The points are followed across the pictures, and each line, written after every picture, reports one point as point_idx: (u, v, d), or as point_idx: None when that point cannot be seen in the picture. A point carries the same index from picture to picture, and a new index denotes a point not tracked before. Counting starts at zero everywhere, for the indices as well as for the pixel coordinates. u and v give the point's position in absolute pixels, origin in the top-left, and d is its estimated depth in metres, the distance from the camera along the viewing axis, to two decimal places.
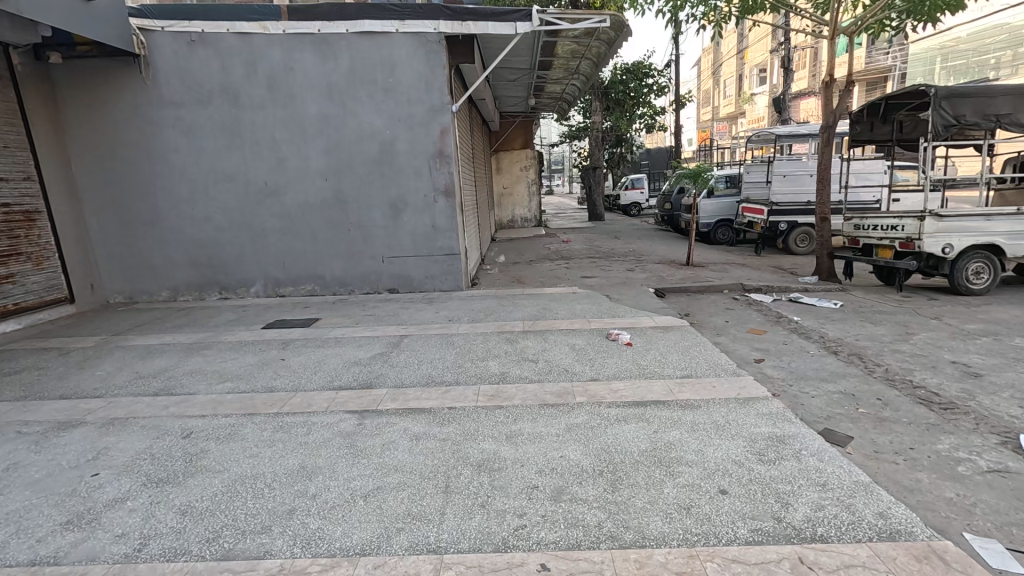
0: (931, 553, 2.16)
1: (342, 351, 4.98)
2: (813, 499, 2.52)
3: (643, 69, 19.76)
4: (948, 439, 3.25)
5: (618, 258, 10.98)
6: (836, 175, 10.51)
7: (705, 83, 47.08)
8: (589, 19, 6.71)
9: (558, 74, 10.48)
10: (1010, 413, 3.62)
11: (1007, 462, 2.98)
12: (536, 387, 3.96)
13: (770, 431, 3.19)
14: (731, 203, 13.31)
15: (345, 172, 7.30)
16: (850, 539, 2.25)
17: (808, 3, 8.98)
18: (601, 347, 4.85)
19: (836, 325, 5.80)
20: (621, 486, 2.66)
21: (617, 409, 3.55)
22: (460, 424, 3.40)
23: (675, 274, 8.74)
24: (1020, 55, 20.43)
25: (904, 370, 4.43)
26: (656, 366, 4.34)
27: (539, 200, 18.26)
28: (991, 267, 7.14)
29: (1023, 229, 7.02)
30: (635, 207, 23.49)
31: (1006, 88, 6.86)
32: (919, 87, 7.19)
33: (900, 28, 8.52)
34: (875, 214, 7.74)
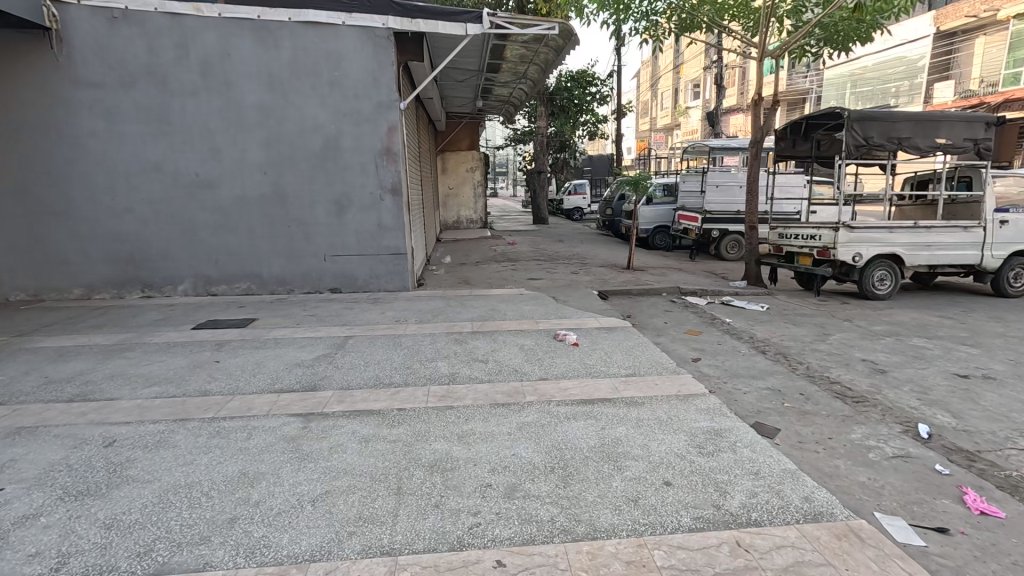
0: (850, 532, 2.38)
1: (283, 352, 4.77)
2: (747, 487, 2.71)
3: (586, 78, 20.36)
4: (860, 429, 3.59)
5: (563, 260, 11.23)
6: (762, 187, 11.29)
7: (644, 95, 49.25)
8: (539, 26, 6.82)
9: (506, 77, 10.58)
10: (910, 404, 4.05)
11: (908, 448, 3.35)
12: (486, 387, 3.98)
13: (708, 425, 3.39)
14: (668, 210, 13.97)
15: (286, 166, 7.00)
16: (781, 522, 2.44)
17: (739, 24, 9.50)
18: (549, 347, 4.96)
19: (763, 327, 6.24)
20: (573, 481, 2.74)
21: (566, 407, 3.64)
22: (411, 425, 3.36)
23: (617, 278, 9.05)
24: (916, 86, 23.82)
25: (823, 367, 4.85)
26: (602, 365, 4.49)
27: (485, 202, 18.30)
28: (893, 274, 7.95)
29: (920, 242, 7.84)
30: (578, 212, 24.12)
31: (907, 115, 7.64)
32: (835, 109, 7.87)
33: (818, 55, 9.16)
34: (796, 224, 8.41)
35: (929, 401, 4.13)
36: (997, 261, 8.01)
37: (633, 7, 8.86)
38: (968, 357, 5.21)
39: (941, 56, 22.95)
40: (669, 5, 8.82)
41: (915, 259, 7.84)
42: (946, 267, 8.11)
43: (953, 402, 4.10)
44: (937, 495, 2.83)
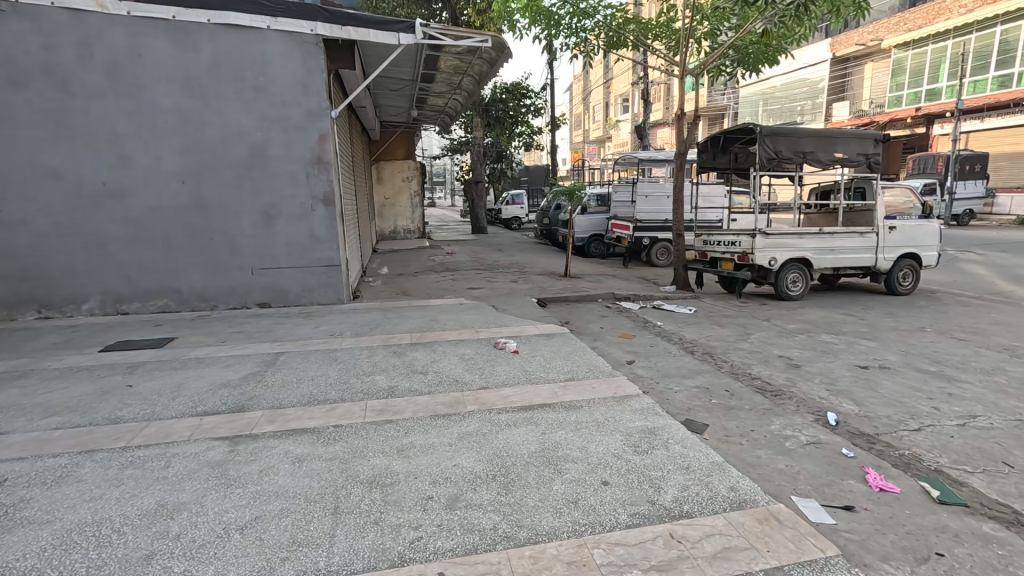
0: (771, 516, 2.56)
1: (206, 373, 4.47)
2: (679, 481, 2.85)
3: (521, 90, 20.73)
4: (778, 420, 3.88)
5: (502, 269, 11.32)
6: (688, 197, 11.96)
7: (576, 108, 51.03)
8: (472, 38, 6.91)
9: (441, 88, 10.57)
10: (821, 395, 4.42)
11: (820, 435, 3.65)
12: (426, 399, 3.94)
13: (642, 425, 3.53)
14: (602, 219, 14.45)
15: (207, 174, 6.60)
16: (710, 512, 2.58)
17: (662, 43, 10.06)
18: (489, 355, 4.98)
19: (691, 328, 6.60)
20: (514, 488, 2.76)
21: (506, 414, 3.67)
22: (347, 441, 3.25)
23: (555, 285, 9.25)
24: (818, 106, 26.90)
25: (745, 364, 5.20)
26: (541, 371, 4.56)
27: (422, 212, 18.10)
28: (803, 276, 8.67)
29: (826, 247, 8.59)
30: (516, 221, 24.46)
31: (810, 131, 8.40)
32: (748, 125, 8.51)
33: (733, 75, 9.89)
34: (719, 231, 9.00)
35: (836, 391, 4.54)
36: (889, 262, 8.95)
37: (563, 24, 9.16)
38: (867, 349, 5.78)
39: (839, 78, 26.13)
40: (597, 23, 9.21)
41: (821, 262, 8.60)
42: (847, 268, 8.96)
43: (855, 391, 4.53)
44: (845, 476, 3.11)
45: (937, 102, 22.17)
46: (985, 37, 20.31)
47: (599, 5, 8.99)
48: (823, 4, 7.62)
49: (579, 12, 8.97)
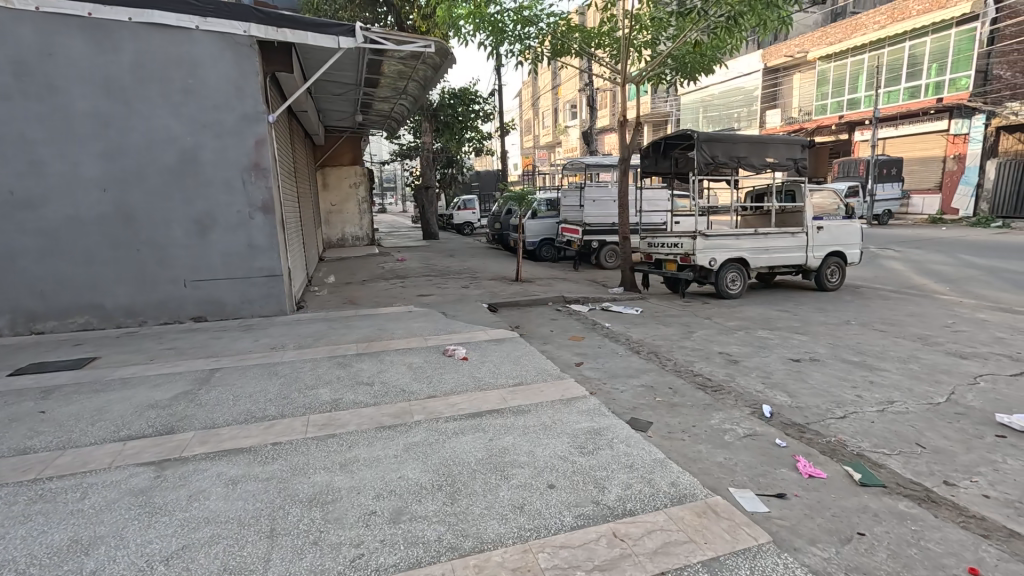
0: (708, 508, 2.66)
1: (131, 394, 4.17)
2: (623, 480, 2.91)
3: (470, 95, 20.71)
4: (717, 415, 4.04)
5: (453, 275, 11.25)
6: (634, 201, 12.31)
7: (527, 113, 51.66)
8: (414, 43, 6.89)
9: (386, 92, 10.42)
10: (758, 388, 4.65)
11: (756, 427, 3.83)
12: (372, 410, 3.84)
13: (588, 426, 3.59)
14: (552, 223, 14.64)
15: (132, 182, 6.20)
16: (652, 508, 2.65)
17: (605, 52, 10.33)
18: (438, 363, 4.93)
19: (638, 329, 6.78)
20: (460, 497, 2.73)
21: (453, 422, 3.63)
22: (286, 459, 3.12)
23: (506, 290, 9.28)
24: (752, 113, 28.50)
25: (687, 362, 5.39)
26: (490, 377, 4.55)
27: (371, 218, 17.72)
28: (741, 275, 9.10)
29: (762, 247, 9.05)
30: (468, 226, 24.41)
31: (743, 138, 8.84)
32: (687, 131, 8.87)
33: (673, 83, 10.29)
34: (662, 234, 9.32)
35: (771, 383, 4.78)
36: (818, 261, 9.52)
37: (508, 31, 9.26)
38: (799, 343, 6.12)
39: (770, 87, 27.89)
40: (541, 31, 9.37)
41: (757, 261, 9.06)
42: (781, 267, 9.47)
43: (788, 383, 4.78)
44: (778, 465, 3.26)
45: (858, 111, 23.88)
46: (896, 51, 22.11)
47: (543, 14, 9.14)
48: (753, 19, 7.99)
49: (523, 20, 9.08)
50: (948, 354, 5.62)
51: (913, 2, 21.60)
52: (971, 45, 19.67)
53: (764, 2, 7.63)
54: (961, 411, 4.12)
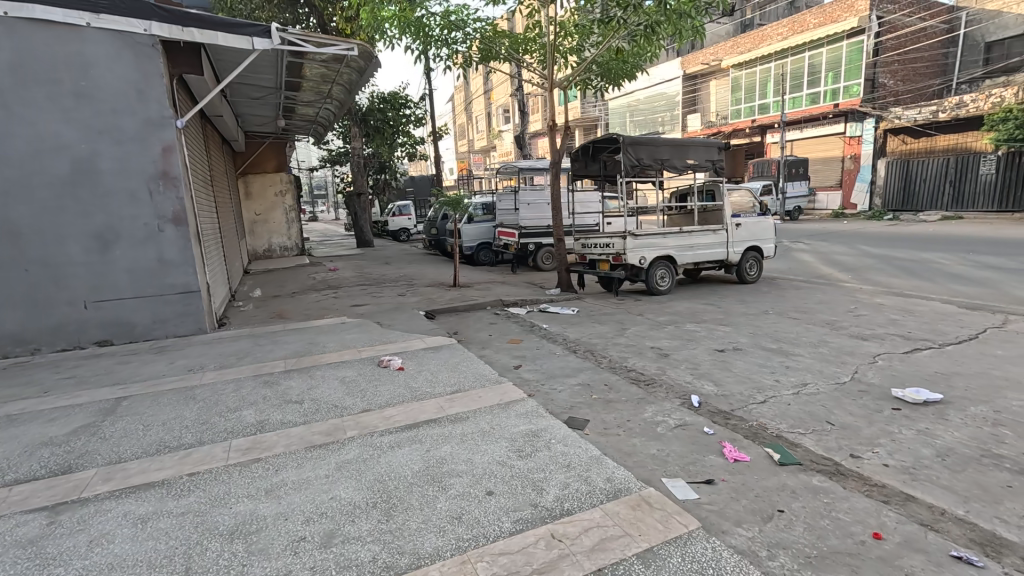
0: (642, 501, 2.73)
1: (20, 432, 3.72)
2: (560, 480, 2.93)
3: (400, 100, 20.37)
4: (650, 408, 4.18)
5: (389, 283, 10.99)
6: (566, 203, 12.59)
7: (460, 117, 51.62)
8: (335, 45, 6.73)
9: (309, 96, 10.04)
10: (687, 380, 4.87)
11: (686, 417, 4.00)
12: (301, 430, 3.64)
13: (526, 428, 3.60)
14: (488, 227, 14.66)
15: (16, 194, 5.58)
16: (589, 506, 2.69)
17: (532, 57, 10.51)
18: (372, 375, 4.77)
19: (574, 328, 6.92)
20: (396, 513, 2.64)
21: (388, 436, 3.53)
22: (205, 490, 2.90)
23: (444, 296, 9.17)
24: (675, 117, 30.11)
25: (621, 358, 5.56)
26: (427, 386, 4.47)
27: (300, 227, 16.95)
28: (669, 271, 9.53)
29: (687, 245, 9.52)
30: (404, 233, 23.95)
31: (665, 141, 9.28)
32: (612, 135, 9.19)
33: (598, 88, 10.64)
34: (595, 235, 9.59)
35: (698, 373, 5.04)
36: (738, 255, 10.14)
37: (434, 36, 9.19)
38: (723, 334, 6.48)
39: (689, 93, 29.50)
40: (468, 36, 9.37)
41: (683, 259, 9.52)
42: (705, 263, 10.00)
43: (714, 372, 5.05)
44: (706, 452, 3.42)
45: (768, 115, 25.78)
46: (798, 60, 24.07)
47: (469, 19, 9.16)
48: (669, 28, 8.36)
49: (449, 25, 9.05)
50: (852, 337, 6.15)
51: (811, 16, 23.61)
52: (860, 56, 21.78)
53: (678, 12, 8.05)
54: (863, 388, 4.53)
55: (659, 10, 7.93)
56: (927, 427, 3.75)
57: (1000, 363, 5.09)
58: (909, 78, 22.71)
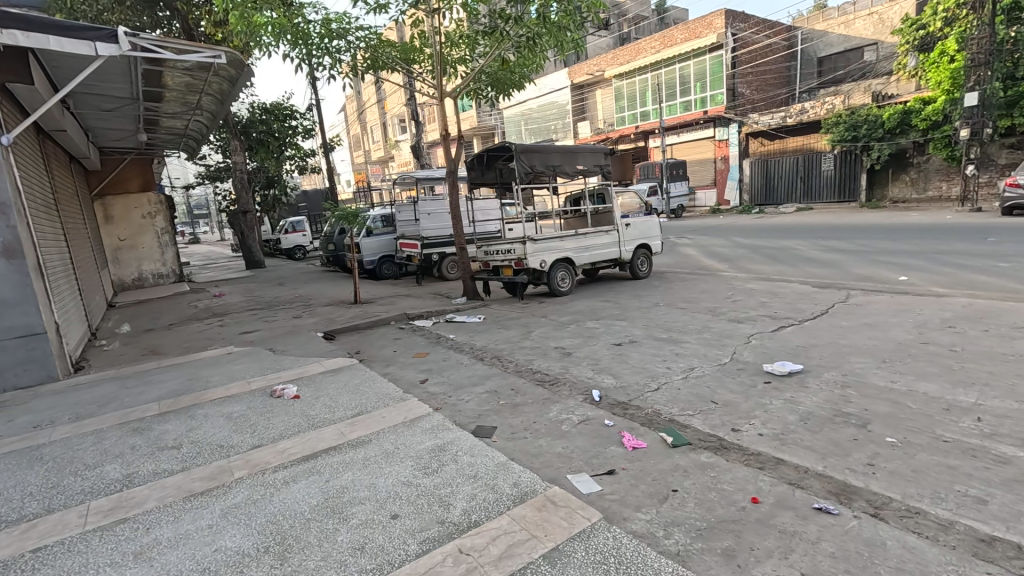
0: (547, 500, 2.79)
1: None
2: (468, 492, 2.91)
3: (283, 110, 19.21)
4: (555, 407, 4.30)
5: (284, 305, 10.30)
6: (467, 212, 12.66)
7: (354, 127, 49.98)
8: (200, 53, 6.21)
9: (175, 108, 9.14)
10: (589, 375, 5.07)
11: (588, 412, 4.16)
12: (179, 478, 3.26)
13: (432, 444, 3.54)
14: (389, 240, 14.28)
15: None
16: (496, 514, 2.69)
17: (422, 68, 10.44)
18: (264, 407, 4.42)
19: (481, 336, 6.94)
20: (291, 554, 2.45)
21: (282, 471, 3.27)
22: (55, 565, 2.49)
23: (345, 314, 8.78)
24: (565, 125, 31.77)
25: (526, 361, 5.66)
26: (326, 412, 4.22)
27: (176, 251, 15.37)
28: (569, 272, 9.92)
29: (583, 246, 9.97)
30: (300, 250, 22.59)
31: (555, 148, 9.69)
32: (504, 143, 9.45)
33: (489, 98, 10.81)
34: (495, 242, 9.73)
35: (599, 368, 5.27)
36: (630, 253, 10.79)
37: (315, 44, 8.80)
38: (620, 329, 6.85)
39: (578, 102, 31.07)
40: (352, 45, 9.09)
41: (580, 260, 9.95)
42: (601, 262, 10.53)
43: (613, 366, 5.32)
44: (607, 444, 3.58)
45: (648, 122, 27.90)
46: (670, 71, 26.34)
47: (352, 27, 8.89)
48: (550, 40, 8.72)
49: (331, 33, 8.72)
50: (730, 321, 6.80)
51: (677, 32, 25.94)
52: (720, 68, 24.33)
53: (558, 25, 8.44)
54: (740, 366, 5.02)
55: (539, 22, 8.27)
56: (792, 395, 4.24)
57: (845, 332, 5.91)
58: (762, 88, 25.70)
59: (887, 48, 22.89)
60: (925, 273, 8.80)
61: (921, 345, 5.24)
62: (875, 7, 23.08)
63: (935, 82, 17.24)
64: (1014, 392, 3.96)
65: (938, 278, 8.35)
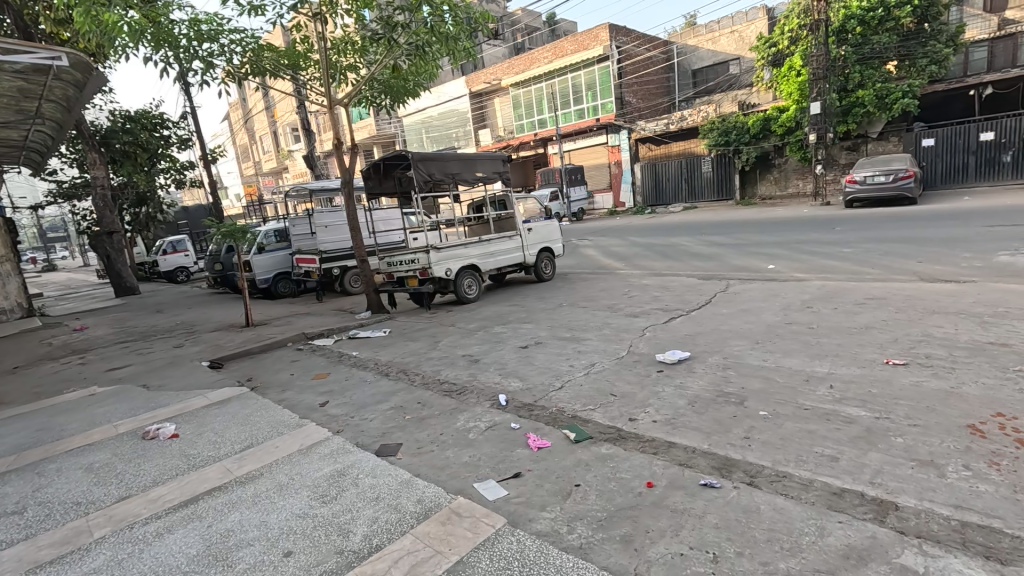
0: (451, 513, 2.76)
1: None
2: (369, 516, 2.79)
3: (151, 117, 16.96)
4: (462, 416, 4.27)
5: (163, 335, 9.28)
6: (367, 222, 12.26)
7: (239, 135, 46.47)
8: (35, 53, 5.39)
9: (7, 116, 7.89)
10: (496, 380, 5.11)
11: (495, 417, 4.18)
12: (22, 548, 2.79)
13: (331, 470, 3.36)
14: (285, 256, 13.42)
15: None
16: (398, 535, 2.60)
17: (309, 74, 9.94)
18: (135, 452, 3.93)
19: (386, 350, 6.72)
20: None
21: (155, 521, 2.92)
22: None
23: (235, 339, 8.09)
24: (467, 133, 31.91)
25: (433, 372, 5.57)
26: (211, 449, 3.85)
27: (21, 281, 13.29)
28: (475, 279, 9.96)
29: (488, 252, 10.04)
30: (182, 272, 20.52)
31: (454, 156, 9.67)
32: (400, 152, 9.26)
33: (384, 106, 10.55)
34: (398, 252, 9.52)
35: (506, 372, 5.33)
36: (534, 257, 11.04)
37: (182, 47, 8.05)
38: (526, 331, 6.99)
39: (477, 110, 31.34)
40: (227, 48, 8.44)
41: (485, 266, 10.01)
42: (507, 267, 10.68)
43: (519, 369, 5.40)
44: (513, 447, 3.61)
45: (546, 129, 28.92)
46: (563, 81, 27.50)
47: (226, 29, 8.26)
48: (442, 49, 8.68)
49: (201, 35, 8.03)
50: (626, 316, 7.21)
51: (567, 43, 27.17)
52: (609, 78, 25.86)
53: (449, 35, 8.41)
54: (636, 358, 5.33)
55: (429, 31, 8.21)
56: (681, 381, 4.58)
57: (725, 318, 6.50)
58: (646, 97, 27.63)
59: (748, 63, 25.67)
60: (788, 261, 9.95)
61: (786, 325, 5.92)
62: (735, 26, 25.62)
63: (788, 92, 19.56)
64: (857, 360, 4.60)
65: (799, 264, 9.48)
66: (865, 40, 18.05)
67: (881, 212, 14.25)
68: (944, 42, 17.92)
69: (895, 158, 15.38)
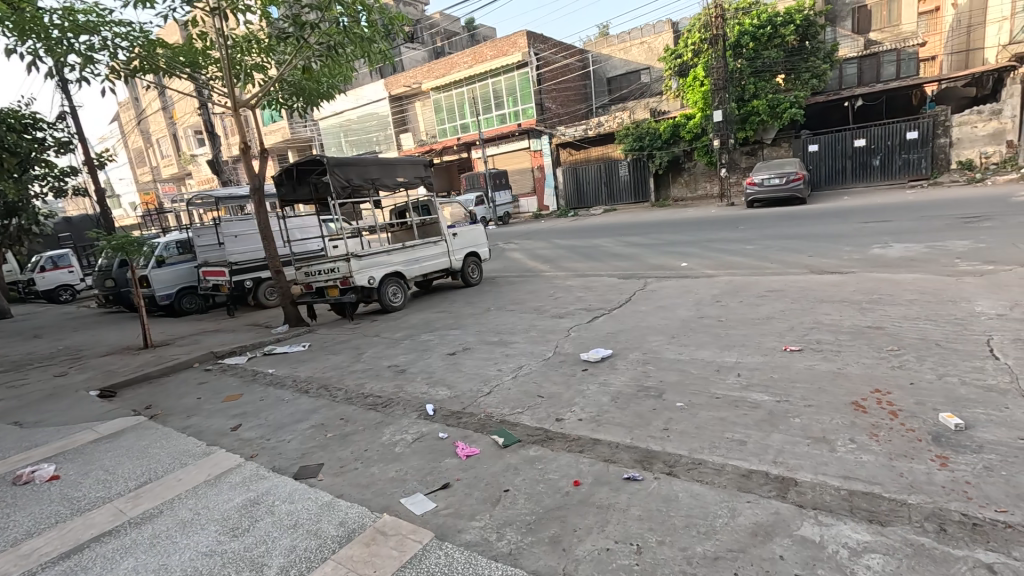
0: (376, 533, 2.65)
1: None
2: (285, 546, 2.61)
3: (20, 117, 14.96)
4: (388, 429, 4.12)
5: (42, 363, 8.19)
6: (280, 231, 11.58)
7: (132, 138, 42.34)
8: None
9: None
10: (423, 390, 4.99)
11: (422, 428, 4.08)
12: None
13: (243, 499, 3.11)
14: (189, 269, 12.35)
15: None
16: (318, 563, 2.45)
17: (209, 73, 9.21)
18: (2, 501, 3.42)
19: (305, 366, 6.37)
20: None
21: None
22: None
23: (131, 363, 7.31)
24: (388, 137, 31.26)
25: (357, 386, 5.35)
26: (100, 489, 3.44)
27: None
28: (400, 287, 9.71)
29: (412, 258, 9.83)
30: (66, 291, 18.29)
31: (372, 160, 9.41)
32: (314, 156, 8.84)
33: (295, 108, 10.00)
34: (316, 261, 9.07)
35: (434, 381, 5.22)
36: (460, 262, 10.96)
37: (54, 39, 7.17)
38: (453, 338, 6.91)
39: (398, 113, 30.72)
40: (109, 43, 7.63)
41: (410, 272, 9.80)
42: (433, 273, 10.51)
43: (447, 376, 5.32)
44: (441, 457, 3.54)
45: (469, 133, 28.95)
46: (484, 86, 27.65)
47: (108, 21, 7.46)
48: (357, 50, 8.36)
49: (76, 27, 7.20)
50: (553, 317, 7.34)
51: (486, 48, 27.30)
52: (528, 84, 26.35)
53: (364, 36, 8.10)
54: (562, 358, 5.43)
55: (341, 31, 7.84)
56: (604, 378, 4.72)
57: (645, 315, 6.81)
58: (565, 103, 28.40)
59: (657, 73, 27.24)
60: (699, 258, 10.62)
61: (699, 319, 6.30)
62: (644, 38, 27.28)
63: (693, 101, 20.97)
64: (760, 348, 4.98)
65: (709, 261, 10.15)
66: (757, 55, 19.75)
67: (777, 211, 15.63)
68: (822, 58, 20.06)
69: (787, 162, 16.93)
